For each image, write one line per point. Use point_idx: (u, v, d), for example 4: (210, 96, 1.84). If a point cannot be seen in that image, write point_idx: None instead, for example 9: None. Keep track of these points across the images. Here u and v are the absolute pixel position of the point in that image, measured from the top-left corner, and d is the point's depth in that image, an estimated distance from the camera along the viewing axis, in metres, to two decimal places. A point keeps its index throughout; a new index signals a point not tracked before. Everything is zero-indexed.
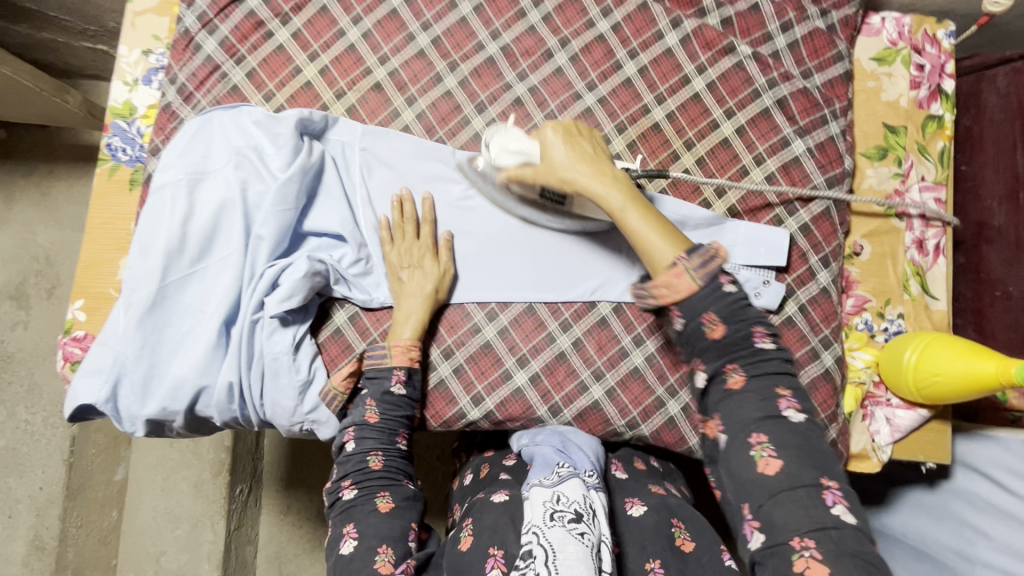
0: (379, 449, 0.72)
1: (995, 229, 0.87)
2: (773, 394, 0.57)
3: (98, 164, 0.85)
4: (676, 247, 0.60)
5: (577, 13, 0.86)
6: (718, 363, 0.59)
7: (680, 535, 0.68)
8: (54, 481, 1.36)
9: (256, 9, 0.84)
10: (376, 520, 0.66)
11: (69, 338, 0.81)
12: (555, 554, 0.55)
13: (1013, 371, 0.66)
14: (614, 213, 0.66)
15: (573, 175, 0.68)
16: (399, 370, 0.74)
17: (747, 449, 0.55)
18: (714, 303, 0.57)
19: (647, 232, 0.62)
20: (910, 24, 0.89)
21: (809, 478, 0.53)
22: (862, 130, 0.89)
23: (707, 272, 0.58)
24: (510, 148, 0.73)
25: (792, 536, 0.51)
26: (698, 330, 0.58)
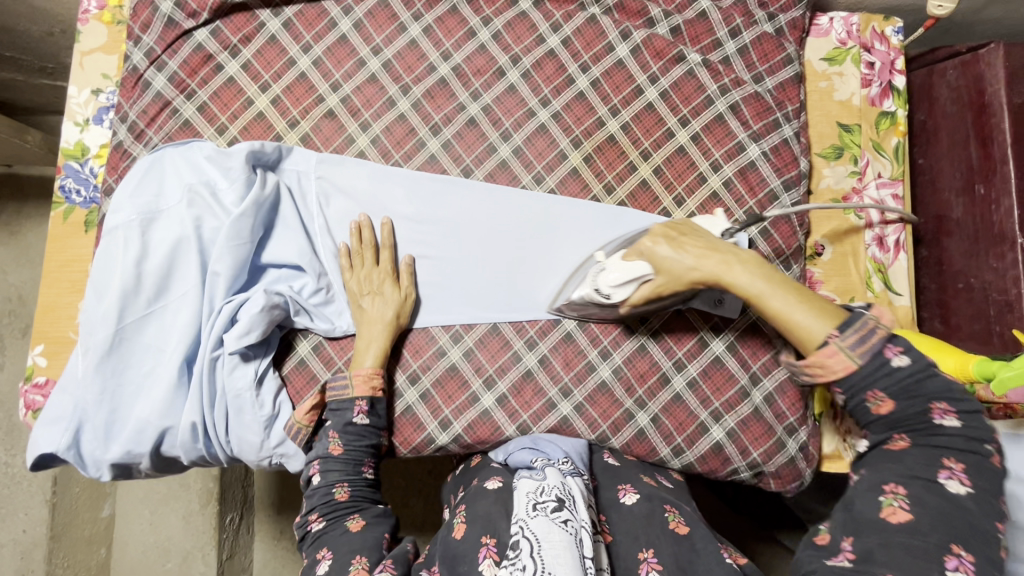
0: (344, 480, 0.71)
1: (954, 221, 0.88)
2: (936, 462, 0.53)
3: (53, 207, 0.84)
4: (830, 324, 0.59)
5: (528, 29, 0.86)
6: (883, 434, 0.58)
7: (675, 519, 0.63)
8: (37, 523, 1.32)
9: (204, 42, 0.84)
10: (349, 538, 0.65)
11: (30, 385, 0.80)
12: (540, 544, 0.53)
13: (972, 368, 0.68)
14: (753, 298, 0.64)
15: (699, 270, 0.68)
16: (361, 400, 0.74)
17: (877, 492, 0.53)
18: (881, 380, 0.56)
19: (797, 314, 0.61)
20: (858, 23, 0.90)
21: (936, 537, 0.48)
22: (817, 130, 0.89)
23: (866, 348, 0.57)
24: (615, 282, 0.72)
25: (885, 572, 0.47)
26: (862, 405, 0.58)
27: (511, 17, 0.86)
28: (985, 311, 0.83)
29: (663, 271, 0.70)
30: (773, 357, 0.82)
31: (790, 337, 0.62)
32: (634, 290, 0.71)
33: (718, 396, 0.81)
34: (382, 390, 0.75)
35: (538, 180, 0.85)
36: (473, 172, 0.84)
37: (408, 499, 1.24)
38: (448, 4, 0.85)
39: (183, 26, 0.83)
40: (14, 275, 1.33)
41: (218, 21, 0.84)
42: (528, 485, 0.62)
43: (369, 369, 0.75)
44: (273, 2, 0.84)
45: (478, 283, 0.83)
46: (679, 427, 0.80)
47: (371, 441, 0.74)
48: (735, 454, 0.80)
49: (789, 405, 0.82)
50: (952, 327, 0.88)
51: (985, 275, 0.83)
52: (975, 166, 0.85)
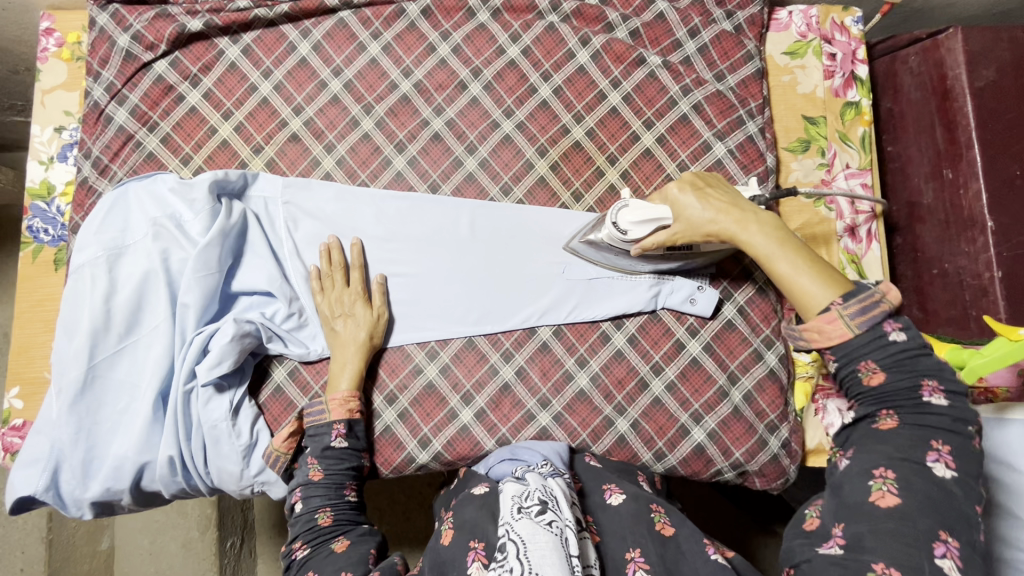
0: (327, 505, 0.69)
1: (925, 207, 0.88)
2: (923, 442, 0.50)
3: (21, 248, 0.85)
4: (834, 292, 0.56)
5: (486, 41, 0.85)
6: (872, 407, 0.54)
7: (660, 520, 0.62)
8: (35, 562, 1.28)
9: (164, 74, 0.84)
10: (333, 558, 0.63)
11: (7, 428, 0.80)
12: (526, 546, 0.51)
13: (944, 357, 0.67)
14: (761, 258, 0.63)
15: (717, 224, 0.68)
16: (339, 424, 0.73)
17: (865, 477, 0.50)
18: (874, 351, 0.53)
19: (802, 278, 0.59)
20: (818, 15, 0.90)
21: (925, 524, 0.46)
22: (783, 125, 0.89)
23: (866, 319, 0.53)
24: (635, 221, 0.71)
25: (876, 560, 0.45)
26: (853, 375, 0.55)
27: (470, 30, 0.86)
28: (960, 296, 0.83)
29: (682, 219, 0.70)
30: (718, 392, 0.80)
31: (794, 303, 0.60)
32: (652, 233, 0.71)
33: (697, 398, 0.81)
34: (359, 412, 0.75)
35: (506, 191, 0.84)
36: (441, 187, 0.84)
37: (409, 512, 1.25)
38: (406, 20, 0.85)
39: (142, 59, 0.83)
40: None
41: (177, 51, 0.84)
42: (512, 487, 0.61)
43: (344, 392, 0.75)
44: (229, 30, 0.84)
45: (450, 299, 0.82)
46: (660, 431, 0.80)
47: (350, 463, 0.74)
48: (717, 455, 0.80)
49: (734, 440, 0.80)
50: (930, 314, 0.87)
51: (959, 260, 0.82)
52: (942, 151, 0.85)
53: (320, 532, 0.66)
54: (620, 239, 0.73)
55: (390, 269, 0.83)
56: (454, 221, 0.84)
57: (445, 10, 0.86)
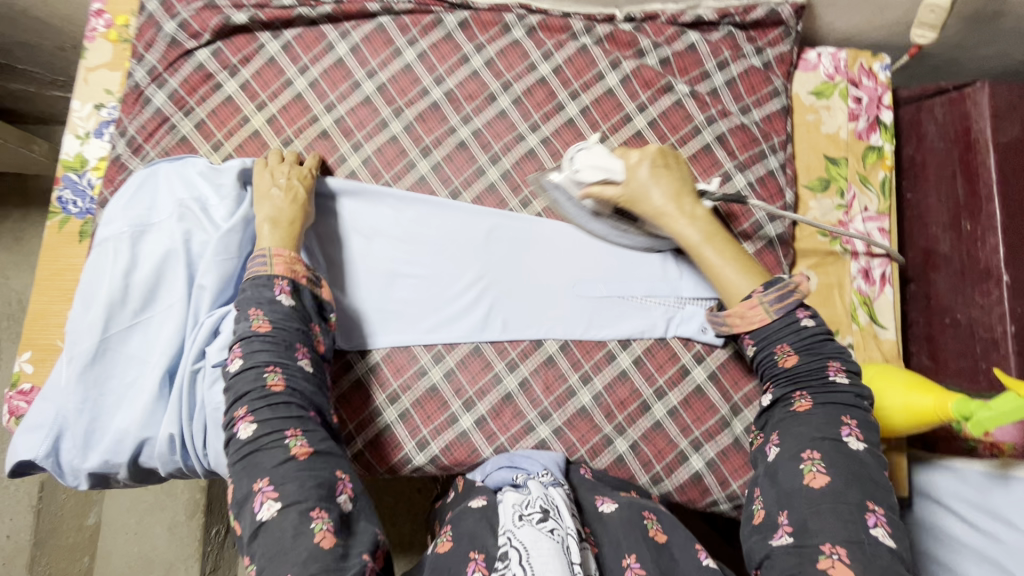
0: (275, 364, 0.63)
1: (941, 256, 0.88)
2: (838, 420, 0.58)
3: (49, 217, 0.87)
4: (753, 283, 0.67)
5: (519, 57, 0.88)
6: (786, 389, 0.62)
7: (653, 526, 0.64)
8: (20, 531, 1.31)
9: (205, 62, 0.86)
10: (290, 473, 0.57)
11: (15, 391, 0.81)
12: (528, 553, 0.53)
13: (950, 406, 0.68)
14: (691, 247, 0.73)
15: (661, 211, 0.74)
16: (281, 280, 0.68)
17: (798, 461, 0.57)
18: (788, 335, 0.63)
19: (727, 269, 0.69)
20: (846, 59, 0.91)
21: (854, 497, 0.54)
22: (804, 163, 0.90)
23: (784, 306, 0.63)
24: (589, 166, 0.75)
25: (823, 541, 0.52)
26: (770, 358, 0.64)
27: (504, 44, 0.88)
28: (971, 347, 0.82)
29: (631, 182, 0.74)
30: (720, 422, 0.80)
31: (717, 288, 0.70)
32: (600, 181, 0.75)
33: (699, 425, 0.80)
34: (302, 275, 0.71)
35: (525, 204, 0.85)
36: (462, 194, 0.85)
37: (395, 517, 1.25)
38: (443, 30, 0.88)
39: (185, 46, 0.86)
40: (15, 280, 1.33)
41: (220, 41, 0.87)
42: (513, 497, 0.63)
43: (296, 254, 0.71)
44: (273, 26, 0.87)
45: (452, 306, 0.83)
46: (659, 455, 0.79)
47: (308, 337, 0.67)
48: (714, 484, 0.79)
49: (732, 472, 0.79)
50: (939, 363, 0.87)
51: (972, 311, 0.82)
52: (961, 202, 0.85)
53: (271, 423, 0.60)
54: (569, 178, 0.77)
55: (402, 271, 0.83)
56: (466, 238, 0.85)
57: (482, 23, 0.88)
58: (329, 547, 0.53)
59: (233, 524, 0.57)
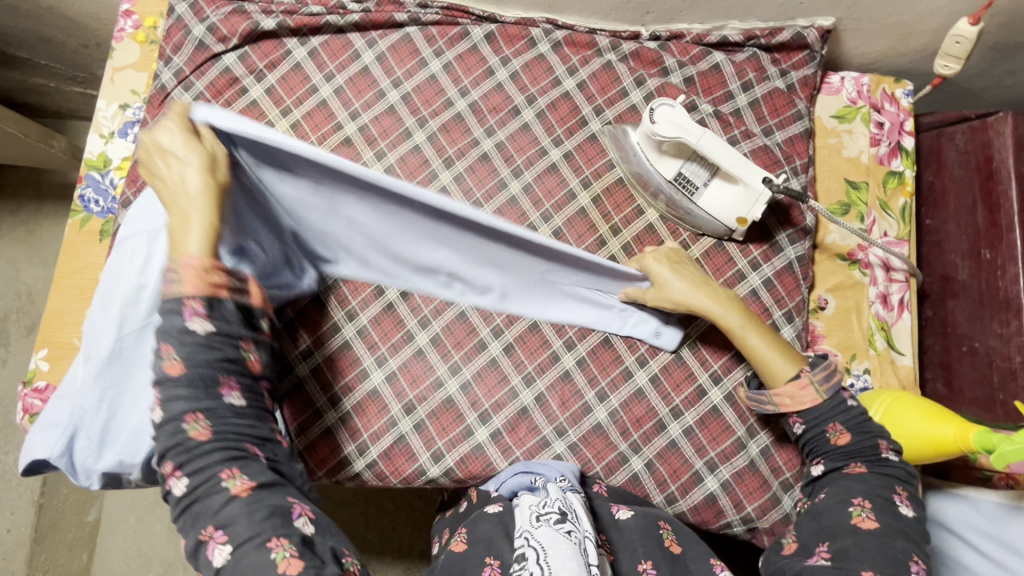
0: (196, 410, 0.53)
1: (959, 283, 0.88)
2: (889, 485, 0.61)
3: (70, 215, 0.87)
4: (795, 366, 0.69)
5: (544, 71, 0.88)
6: (840, 462, 0.65)
7: (669, 537, 0.65)
8: (20, 525, 1.31)
9: (232, 66, 0.86)
10: (236, 514, 0.51)
11: (30, 389, 0.81)
12: (545, 552, 0.53)
13: (972, 438, 0.67)
14: (732, 331, 0.72)
15: (691, 298, 0.74)
16: (194, 300, 0.53)
17: (845, 504, 0.60)
18: (839, 415, 0.66)
19: (769, 353, 0.70)
20: (869, 84, 0.92)
21: (897, 541, 0.56)
22: (825, 186, 0.91)
23: (831, 385, 0.66)
24: (671, 122, 0.77)
25: (863, 568, 0.54)
26: (822, 435, 0.66)
27: (529, 58, 0.88)
28: (989, 377, 0.82)
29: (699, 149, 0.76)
30: (736, 443, 0.80)
31: (758, 370, 0.71)
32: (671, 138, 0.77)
33: (714, 446, 0.80)
34: (226, 288, 0.54)
35: (546, 217, 0.85)
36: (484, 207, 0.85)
37: (395, 523, 1.24)
38: (469, 42, 0.88)
39: (213, 50, 0.87)
40: (27, 273, 1.34)
41: (247, 46, 0.87)
42: (530, 500, 0.63)
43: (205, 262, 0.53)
44: (300, 32, 0.88)
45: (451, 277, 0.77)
46: (674, 475, 0.79)
47: (234, 362, 0.55)
48: (729, 506, 0.79)
49: (747, 494, 0.79)
50: (955, 391, 0.87)
51: (990, 341, 0.82)
52: (981, 231, 0.85)
53: (204, 472, 0.52)
54: (647, 124, 0.78)
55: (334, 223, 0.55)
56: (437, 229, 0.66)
57: (508, 36, 0.89)
58: (295, 573, 0.49)
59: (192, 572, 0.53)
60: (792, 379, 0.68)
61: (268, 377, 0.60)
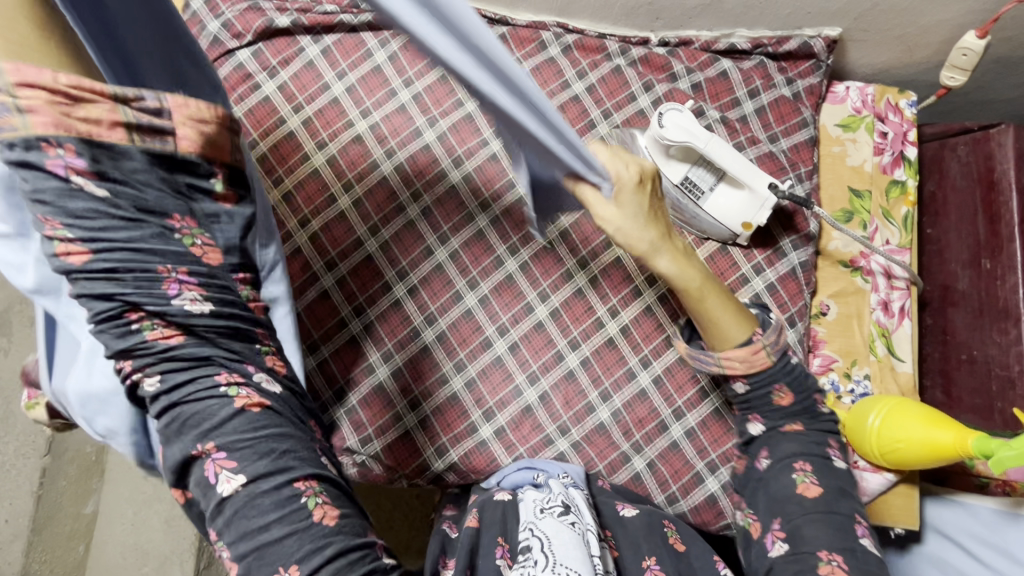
0: (138, 306, 0.51)
1: (959, 292, 0.89)
2: (824, 443, 0.68)
3: None
4: (748, 330, 0.67)
5: (554, 74, 0.89)
6: (778, 420, 0.69)
7: (673, 535, 0.67)
8: (20, 515, 1.31)
9: (245, 62, 0.88)
10: (245, 436, 0.52)
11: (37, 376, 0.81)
12: (550, 541, 0.54)
13: (970, 444, 0.68)
14: (690, 291, 0.67)
15: (639, 240, 0.65)
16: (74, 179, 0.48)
17: (791, 472, 0.65)
18: (783, 376, 0.68)
19: (723, 316, 0.66)
20: (873, 94, 0.93)
21: (844, 510, 0.62)
22: (828, 193, 0.92)
23: (779, 347, 0.67)
24: (679, 126, 0.78)
25: (820, 549, 0.59)
26: (767, 395, 0.69)
27: (540, 61, 0.89)
28: (987, 385, 0.83)
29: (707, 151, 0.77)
30: (737, 446, 0.80)
31: (706, 331, 0.68)
32: (680, 141, 0.78)
33: (715, 447, 0.81)
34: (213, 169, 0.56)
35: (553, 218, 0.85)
36: (492, 205, 0.86)
37: (393, 521, 1.24)
38: None
39: (227, 46, 0.88)
40: None
41: (261, 43, 0.88)
42: (534, 494, 0.64)
43: (58, 83, 0.46)
44: (314, 31, 0.89)
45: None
46: (675, 475, 0.80)
47: (176, 254, 0.53)
48: (729, 508, 0.80)
49: None
50: (953, 399, 0.88)
51: (988, 349, 0.83)
52: (982, 241, 0.86)
53: (190, 376, 0.52)
54: (656, 127, 0.79)
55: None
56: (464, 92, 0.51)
57: (519, 39, 0.90)
58: (333, 522, 0.51)
59: (192, 494, 0.53)
60: (741, 344, 0.66)
61: (239, 269, 0.60)
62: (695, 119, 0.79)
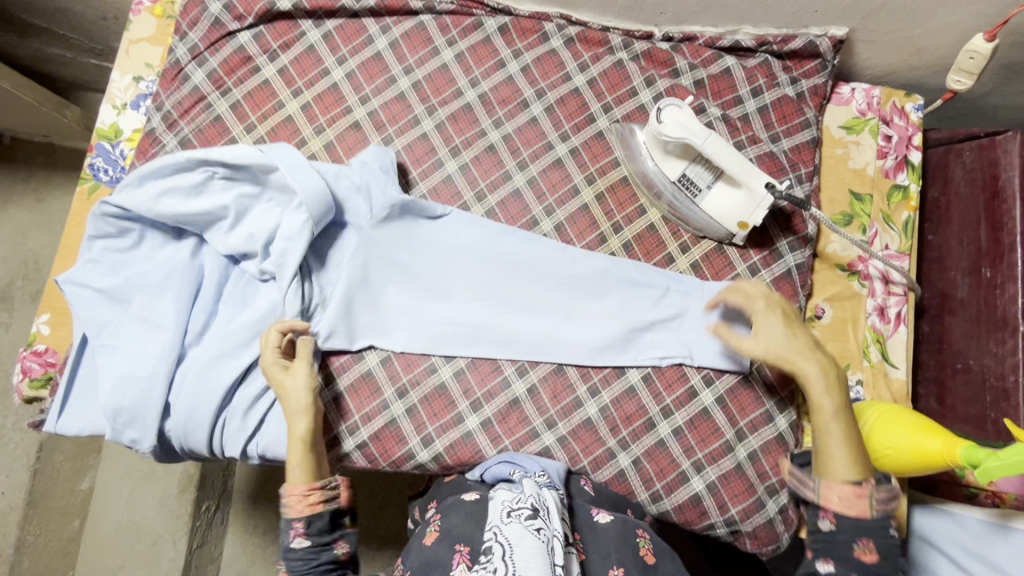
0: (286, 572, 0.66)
1: (957, 300, 0.88)
2: None
3: (79, 183, 0.89)
4: (857, 473, 0.65)
5: (555, 66, 0.88)
6: (848, 569, 0.62)
7: (645, 546, 0.65)
8: (16, 488, 1.33)
9: (246, 44, 0.87)
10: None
11: (30, 351, 0.82)
12: (512, 550, 0.54)
13: (959, 453, 0.68)
14: (819, 408, 0.68)
15: (786, 353, 0.70)
16: (297, 521, 0.67)
17: None
18: (877, 534, 0.62)
19: (838, 448, 0.66)
20: (879, 96, 0.91)
21: None
22: (829, 195, 0.91)
23: (883, 506, 0.63)
24: (679, 124, 0.77)
25: None
26: (851, 543, 0.63)
27: (541, 53, 0.89)
28: (982, 396, 0.82)
29: (706, 148, 0.76)
30: (724, 446, 0.80)
31: (817, 457, 0.68)
32: (678, 138, 0.77)
33: (702, 447, 0.80)
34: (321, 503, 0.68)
35: (548, 212, 0.85)
36: (487, 197, 0.86)
37: (385, 506, 1.25)
38: (482, 33, 0.89)
39: (228, 27, 0.87)
40: (34, 240, 1.36)
41: (262, 26, 0.88)
42: (504, 494, 0.62)
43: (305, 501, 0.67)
44: (316, 15, 0.88)
45: (468, 264, 0.83)
46: (660, 473, 0.80)
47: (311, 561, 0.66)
48: (713, 507, 0.79)
49: (731, 496, 0.79)
50: (947, 408, 0.87)
51: (985, 358, 0.82)
52: (984, 249, 0.85)
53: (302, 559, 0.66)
54: (654, 124, 0.78)
55: (468, 251, 0.82)
56: (542, 248, 0.82)
57: (521, 30, 0.89)
58: None
59: None
60: (849, 483, 0.64)
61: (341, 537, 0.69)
62: (694, 117, 0.79)
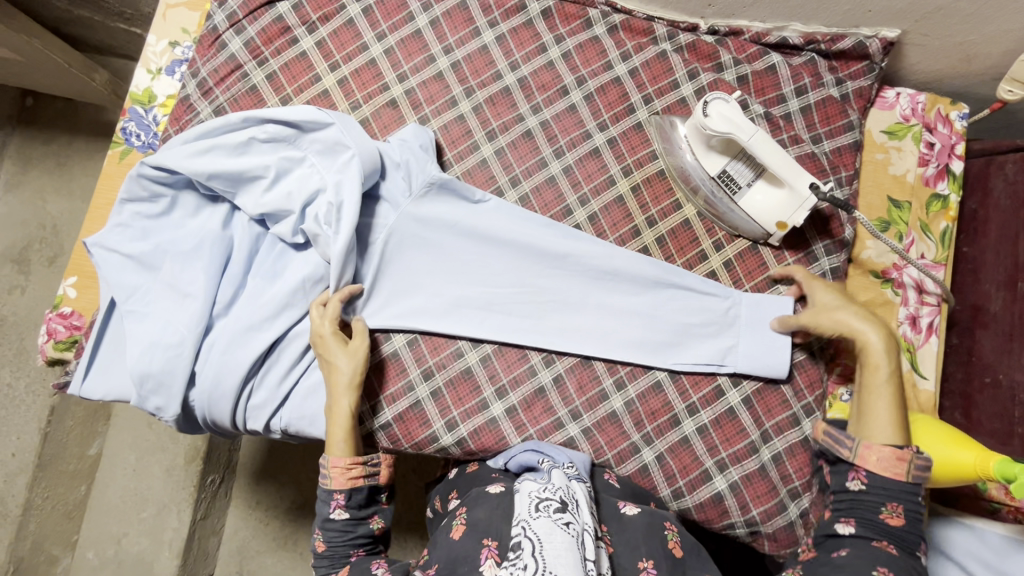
0: (323, 543, 0.70)
1: (990, 314, 0.87)
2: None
3: (111, 147, 0.88)
4: (897, 438, 0.68)
5: (597, 54, 0.87)
6: (872, 533, 0.66)
7: (673, 538, 0.65)
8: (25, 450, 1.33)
9: (285, 15, 0.86)
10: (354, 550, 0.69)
11: (57, 313, 0.82)
12: (542, 546, 0.53)
13: (992, 465, 0.67)
14: (871, 368, 0.71)
15: (848, 322, 0.73)
16: (338, 494, 0.70)
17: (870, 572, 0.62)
18: (904, 498, 0.67)
19: (884, 413, 0.69)
20: (924, 103, 0.90)
21: None
22: (867, 201, 0.89)
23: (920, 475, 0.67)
24: (725, 116, 0.76)
25: None
26: (879, 508, 0.67)
27: (584, 39, 0.87)
28: (1011, 411, 0.81)
29: (750, 144, 0.75)
30: (748, 447, 0.79)
31: (862, 417, 0.71)
32: (723, 131, 0.76)
33: (726, 446, 0.80)
34: (361, 478, 0.71)
35: (583, 201, 0.84)
36: (521, 183, 0.85)
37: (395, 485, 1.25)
38: (525, 16, 0.87)
39: None
40: (52, 204, 1.35)
41: None
42: (530, 485, 0.61)
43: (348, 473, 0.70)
44: None
45: (500, 251, 0.81)
46: (683, 470, 0.79)
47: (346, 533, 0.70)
48: (734, 507, 0.79)
49: (753, 497, 0.79)
50: (972, 421, 0.86)
51: (1015, 373, 0.81)
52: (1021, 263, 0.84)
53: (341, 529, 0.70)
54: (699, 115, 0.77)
55: (499, 232, 0.80)
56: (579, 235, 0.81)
57: (565, 15, 0.87)
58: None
59: None
60: (890, 445, 0.68)
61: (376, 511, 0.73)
62: (740, 112, 0.77)
